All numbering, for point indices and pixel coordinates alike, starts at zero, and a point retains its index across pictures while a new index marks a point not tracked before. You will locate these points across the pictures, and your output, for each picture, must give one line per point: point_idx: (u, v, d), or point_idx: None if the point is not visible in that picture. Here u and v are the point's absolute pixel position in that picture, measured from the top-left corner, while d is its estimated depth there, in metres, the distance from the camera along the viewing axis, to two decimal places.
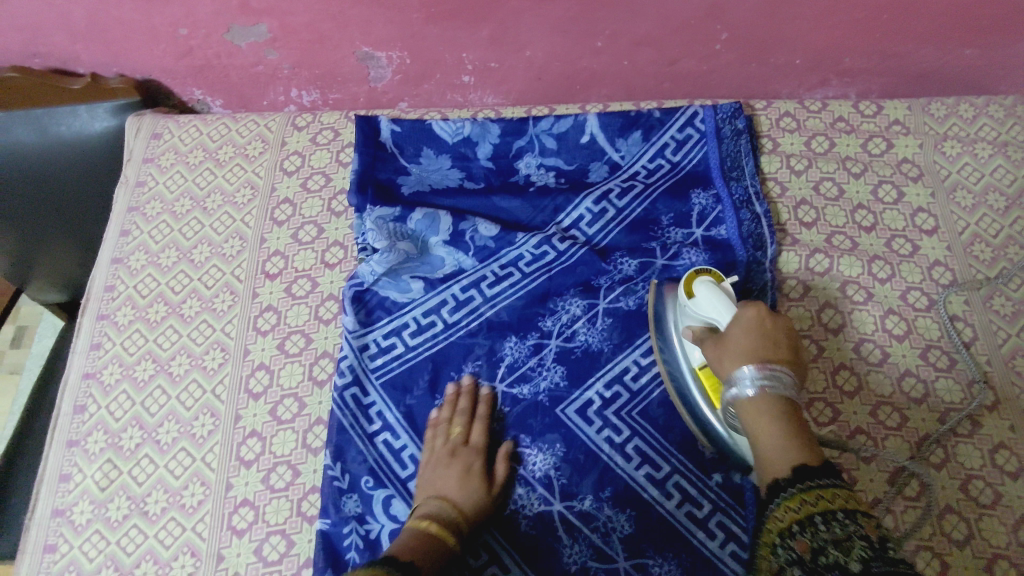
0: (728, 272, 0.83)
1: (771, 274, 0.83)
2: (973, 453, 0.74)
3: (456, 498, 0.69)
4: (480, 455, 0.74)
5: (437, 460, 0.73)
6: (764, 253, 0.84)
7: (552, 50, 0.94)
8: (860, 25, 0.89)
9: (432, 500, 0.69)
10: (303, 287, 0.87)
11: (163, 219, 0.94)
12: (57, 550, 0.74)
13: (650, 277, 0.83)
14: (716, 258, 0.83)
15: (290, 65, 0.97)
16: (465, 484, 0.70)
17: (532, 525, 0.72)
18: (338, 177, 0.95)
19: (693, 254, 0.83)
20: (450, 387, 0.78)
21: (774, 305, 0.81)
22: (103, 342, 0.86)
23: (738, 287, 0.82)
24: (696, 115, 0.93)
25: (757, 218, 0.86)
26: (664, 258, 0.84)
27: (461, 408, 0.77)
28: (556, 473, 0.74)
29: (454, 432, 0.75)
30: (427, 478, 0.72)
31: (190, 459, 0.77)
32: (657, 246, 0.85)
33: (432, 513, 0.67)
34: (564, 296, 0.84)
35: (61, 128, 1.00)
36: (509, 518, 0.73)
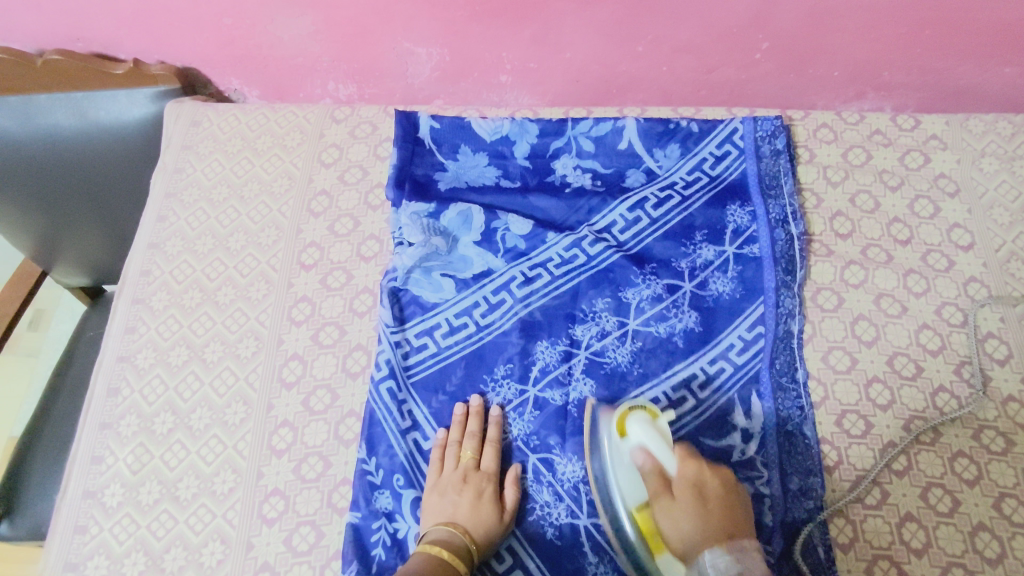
0: (757, 297, 0.83)
1: (800, 298, 0.83)
2: (1007, 473, 0.73)
3: (467, 526, 0.68)
4: (490, 480, 0.73)
5: (447, 483, 0.72)
6: (795, 275, 0.84)
7: (592, 53, 0.94)
8: (904, 38, 0.89)
9: (442, 527, 0.68)
10: (338, 279, 0.88)
11: (199, 206, 0.95)
12: (88, 531, 0.74)
13: (679, 301, 0.84)
14: (747, 282, 0.84)
15: (330, 58, 0.98)
16: (476, 511, 0.70)
17: (558, 535, 0.72)
18: (375, 171, 0.96)
19: (722, 282, 0.85)
20: (458, 408, 0.77)
21: (802, 329, 0.82)
22: (138, 325, 0.86)
23: (771, 311, 0.82)
24: (736, 130, 0.93)
25: (792, 239, 0.86)
26: (692, 283, 0.85)
27: (470, 431, 0.76)
28: (586, 487, 0.73)
29: (464, 456, 0.74)
30: (436, 503, 0.71)
31: (221, 446, 0.77)
32: (687, 269, 0.86)
33: (442, 540, 0.66)
34: (594, 305, 0.84)
35: (101, 113, 1.00)
36: (533, 524, 0.72)
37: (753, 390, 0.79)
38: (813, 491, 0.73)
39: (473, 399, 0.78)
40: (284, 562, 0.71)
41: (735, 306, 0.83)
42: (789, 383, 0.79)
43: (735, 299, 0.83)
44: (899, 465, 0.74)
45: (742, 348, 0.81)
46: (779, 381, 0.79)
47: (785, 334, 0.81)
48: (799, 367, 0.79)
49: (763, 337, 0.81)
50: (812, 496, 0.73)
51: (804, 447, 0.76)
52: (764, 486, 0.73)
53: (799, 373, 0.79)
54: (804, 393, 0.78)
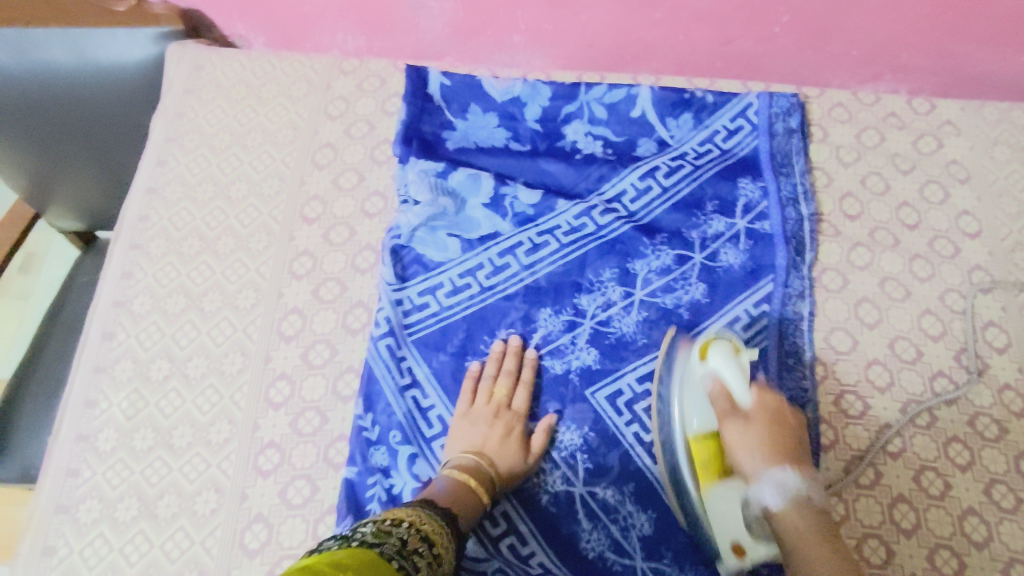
0: (765, 274, 0.82)
1: (810, 279, 0.83)
2: (999, 459, 0.74)
3: (493, 457, 0.70)
4: (521, 420, 0.74)
5: (478, 416, 0.73)
6: (804, 257, 0.84)
7: (609, 16, 0.92)
8: (926, 19, 0.87)
9: (468, 454, 0.69)
10: (340, 235, 0.86)
11: (201, 152, 0.93)
12: (80, 475, 0.73)
13: (688, 272, 0.83)
14: (756, 258, 0.83)
15: (339, 7, 0.94)
16: (504, 446, 0.71)
17: (553, 502, 0.72)
18: (381, 126, 0.94)
19: (732, 254, 0.84)
20: (473, 366, 0.77)
21: (813, 312, 0.81)
22: (135, 271, 0.85)
23: (779, 289, 0.81)
24: (750, 105, 0.92)
25: (801, 220, 0.86)
26: (703, 255, 0.84)
27: (506, 368, 0.76)
28: (582, 455, 0.74)
29: (497, 393, 0.75)
30: (466, 432, 0.72)
31: (218, 396, 0.77)
32: (697, 240, 0.85)
33: (470, 467, 0.68)
34: (601, 275, 0.82)
35: (101, 54, 0.97)
36: (529, 493, 0.72)
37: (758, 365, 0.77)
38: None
39: (496, 346, 0.78)
40: (278, 514, 0.71)
41: (744, 281, 0.82)
42: (795, 364, 0.78)
43: (743, 275, 0.82)
44: (893, 447, 0.75)
45: (748, 321, 0.80)
46: (784, 359, 0.78)
47: (794, 316, 0.80)
48: (805, 348, 0.79)
49: (770, 313, 0.80)
50: None
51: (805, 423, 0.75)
52: None
53: (804, 355, 0.79)
54: (808, 372, 0.78)
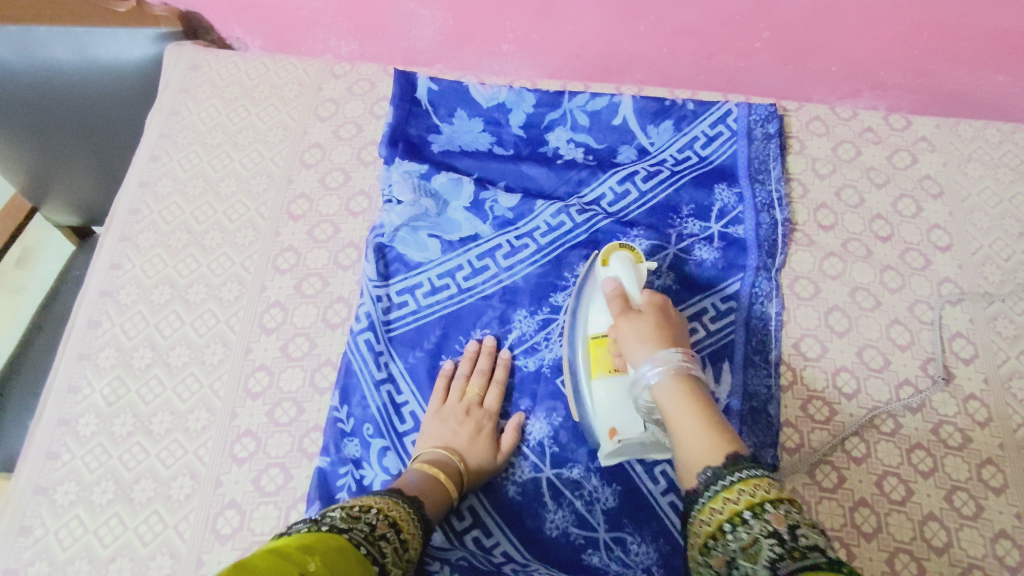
0: (736, 273, 0.85)
1: (778, 282, 0.84)
2: (961, 466, 0.75)
3: (463, 453, 0.71)
4: (491, 418, 0.75)
5: (450, 412, 0.74)
6: (776, 259, 0.86)
7: (594, 28, 0.95)
8: (901, 38, 0.90)
9: (438, 450, 0.70)
10: (325, 232, 0.88)
11: (193, 149, 0.95)
12: (60, 458, 0.75)
13: (660, 263, 0.85)
14: (728, 258, 0.85)
15: (334, 13, 0.97)
16: (473, 442, 0.72)
17: (519, 493, 0.73)
18: (370, 128, 0.96)
19: (706, 251, 0.86)
20: (446, 365, 0.79)
21: (780, 312, 0.83)
22: (123, 262, 0.87)
23: (747, 288, 0.83)
24: (729, 113, 0.94)
25: (774, 224, 0.87)
26: (678, 247, 0.86)
27: (479, 367, 0.78)
28: (549, 441, 0.75)
29: (470, 391, 0.76)
30: (436, 428, 0.73)
31: (198, 384, 0.78)
32: (672, 236, 0.87)
33: (440, 462, 0.69)
34: (575, 267, 0.85)
35: (100, 50, 0.99)
36: (497, 485, 0.74)
37: (725, 357, 0.80)
38: (768, 467, 0.75)
39: (473, 344, 0.80)
40: (251, 500, 0.72)
41: (715, 278, 0.84)
42: (761, 362, 0.80)
43: (715, 271, 0.85)
44: (858, 452, 0.76)
45: (717, 314, 0.82)
46: (751, 357, 0.81)
47: (761, 316, 0.83)
48: (771, 347, 0.81)
49: (737, 309, 0.83)
50: (765, 463, 0.75)
51: (768, 420, 0.77)
52: None
53: (770, 353, 0.81)
54: (773, 371, 0.80)
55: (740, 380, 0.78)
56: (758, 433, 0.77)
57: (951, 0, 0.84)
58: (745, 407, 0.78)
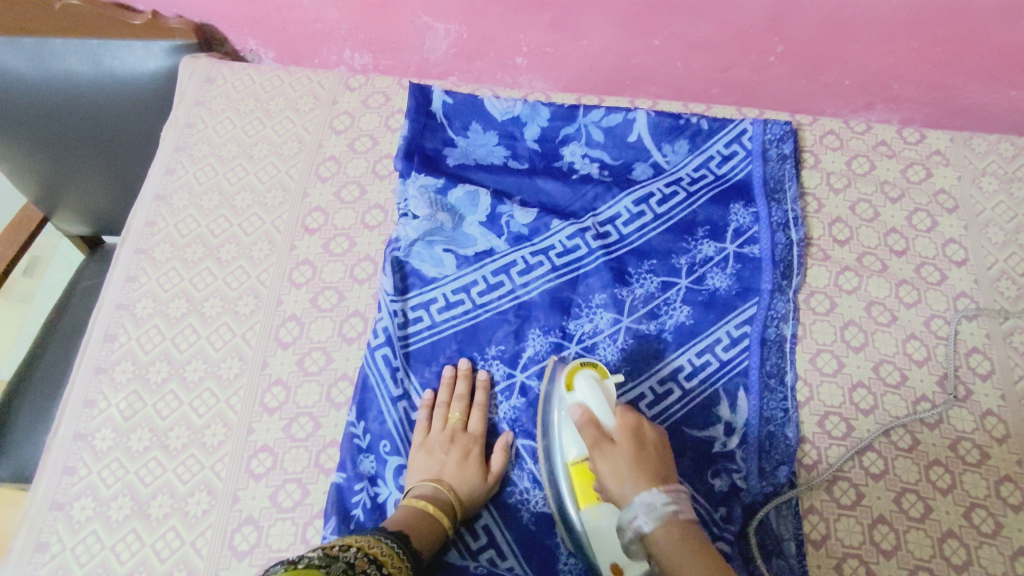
0: (751, 297, 0.84)
1: (795, 304, 0.84)
2: (979, 483, 0.75)
3: (453, 484, 0.71)
4: (477, 443, 0.75)
5: (434, 443, 0.75)
6: (792, 280, 0.85)
7: (608, 42, 0.95)
8: (916, 52, 0.90)
9: (427, 483, 0.70)
10: (340, 245, 0.89)
11: (208, 161, 0.95)
12: (77, 473, 0.75)
13: (672, 298, 0.85)
14: (743, 282, 0.85)
15: (348, 26, 0.98)
16: (461, 470, 0.72)
17: (533, 520, 0.73)
18: (385, 141, 0.97)
19: (719, 278, 0.86)
20: (446, 371, 0.79)
21: (797, 334, 0.83)
22: (139, 275, 0.87)
23: (761, 312, 0.83)
24: (745, 131, 0.94)
25: (790, 244, 0.87)
26: (689, 279, 0.86)
27: (457, 393, 0.78)
28: None
29: (452, 417, 0.76)
30: (424, 461, 0.73)
31: (214, 399, 0.78)
32: (686, 265, 0.87)
33: (427, 497, 0.69)
34: (589, 302, 0.84)
35: (115, 63, 1.00)
36: (511, 507, 0.74)
37: (740, 386, 0.80)
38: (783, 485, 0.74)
39: (462, 364, 0.80)
40: (268, 516, 0.72)
41: (729, 304, 0.84)
42: (778, 385, 0.80)
43: (728, 297, 0.85)
44: (876, 469, 0.76)
45: (730, 343, 0.82)
46: (766, 381, 0.80)
47: (777, 339, 0.82)
48: (788, 369, 0.81)
49: (751, 335, 0.82)
50: (774, 482, 0.74)
51: (785, 445, 0.77)
52: (742, 482, 0.75)
53: (788, 377, 0.80)
54: (790, 395, 0.79)
55: (756, 407, 0.78)
56: (774, 456, 0.76)
57: (966, 15, 0.84)
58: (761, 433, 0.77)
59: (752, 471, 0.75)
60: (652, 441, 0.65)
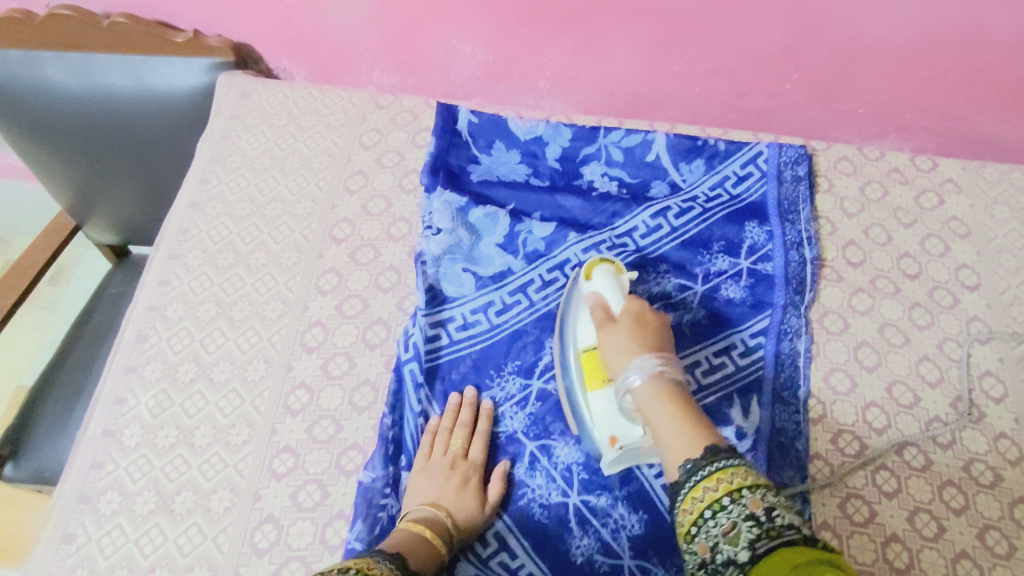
0: (765, 309, 0.86)
1: (808, 318, 0.86)
2: (993, 505, 0.75)
3: (451, 509, 0.70)
4: (477, 470, 0.75)
5: (435, 467, 0.74)
6: (805, 296, 0.87)
7: (629, 67, 0.99)
8: (927, 83, 0.93)
9: (426, 507, 0.69)
10: (366, 255, 0.92)
11: (242, 172, 0.99)
12: (104, 467, 0.77)
13: (689, 299, 0.87)
14: (758, 294, 0.87)
15: (379, 47, 1.02)
16: (461, 497, 0.71)
17: (547, 516, 0.73)
18: (411, 157, 1.01)
19: (734, 289, 0.88)
20: (452, 397, 0.79)
21: (811, 350, 0.84)
22: (171, 279, 0.90)
23: (775, 325, 0.85)
24: (761, 153, 0.97)
25: (804, 262, 0.89)
26: (705, 287, 0.88)
27: (461, 420, 0.78)
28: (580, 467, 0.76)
29: (453, 443, 0.76)
30: (423, 485, 0.72)
31: (240, 400, 0.80)
32: (701, 274, 0.89)
33: (426, 520, 0.68)
34: None
35: (155, 79, 1.05)
36: (522, 509, 0.74)
37: (753, 393, 0.81)
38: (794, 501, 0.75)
39: (467, 391, 0.80)
40: (288, 515, 0.73)
41: (743, 316, 0.86)
42: (791, 398, 0.81)
43: (743, 309, 0.86)
44: (889, 487, 0.76)
45: (744, 351, 0.84)
46: (780, 393, 0.81)
47: (791, 353, 0.84)
48: (801, 382, 0.82)
49: (765, 347, 0.84)
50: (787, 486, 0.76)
51: (796, 456, 0.77)
52: None
53: (799, 391, 0.82)
54: (802, 408, 0.80)
55: (767, 413, 0.79)
56: (786, 465, 0.77)
57: (977, 48, 0.87)
58: (773, 437, 0.78)
59: (762, 477, 0.76)
60: (654, 327, 0.71)
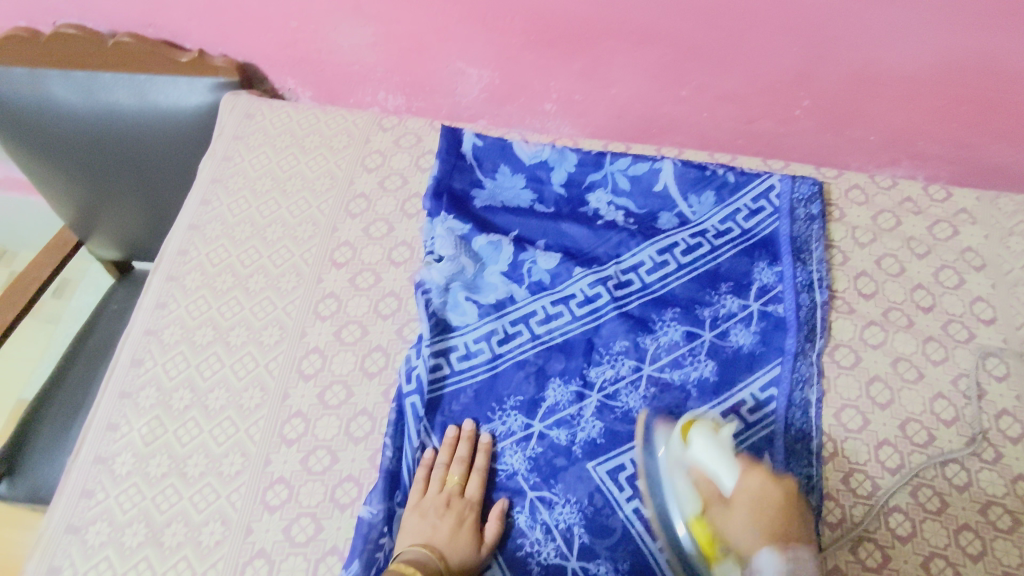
0: (774, 356, 0.83)
1: (818, 368, 0.83)
2: (1012, 552, 0.71)
3: (443, 551, 0.68)
4: (473, 509, 0.73)
5: (429, 506, 0.72)
6: (815, 343, 0.84)
7: (637, 92, 0.97)
8: (941, 112, 0.91)
9: (417, 547, 0.68)
10: (366, 280, 0.90)
11: (243, 194, 0.98)
12: (94, 496, 0.75)
13: (696, 350, 0.84)
14: (767, 339, 0.84)
15: (384, 69, 1.01)
16: (454, 538, 0.70)
17: (543, 571, 0.71)
18: (414, 180, 1.00)
19: (742, 334, 0.85)
20: (450, 430, 0.78)
21: (821, 398, 0.81)
22: (169, 301, 0.89)
23: (786, 374, 0.81)
24: (773, 187, 0.95)
25: (815, 306, 0.87)
26: (712, 333, 0.85)
27: (458, 455, 0.76)
28: (578, 524, 0.73)
29: (449, 480, 0.74)
30: (416, 524, 0.71)
31: (234, 428, 0.79)
32: (709, 318, 0.86)
33: (418, 562, 0.66)
34: (611, 350, 0.84)
35: (161, 97, 1.04)
36: (518, 559, 0.72)
37: (763, 449, 0.77)
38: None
39: (466, 425, 0.78)
40: (280, 550, 0.71)
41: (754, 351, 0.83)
42: (803, 449, 0.77)
43: (751, 359, 0.83)
44: (903, 531, 0.73)
45: (755, 405, 0.80)
46: (792, 446, 0.77)
47: (802, 403, 0.80)
48: (814, 434, 0.79)
49: (777, 399, 0.80)
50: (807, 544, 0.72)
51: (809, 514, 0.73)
52: None
53: (812, 441, 0.78)
54: (815, 461, 0.77)
55: (780, 469, 0.75)
56: None
57: (994, 78, 0.85)
58: None
59: None
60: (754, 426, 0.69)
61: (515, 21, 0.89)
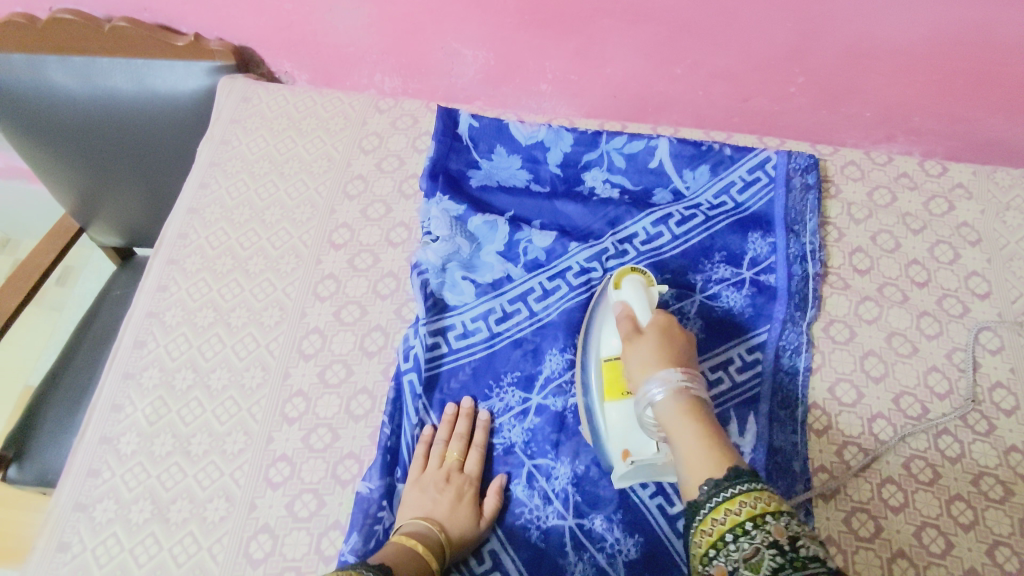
0: (763, 323, 0.85)
1: (808, 335, 0.84)
2: (1003, 520, 0.72)
3: (444, 523, 0.69)
4: (472, 484, 0.74)
5: (429, 481, 0.74)
6: (806, 312, 0.85)
7: (631, 71, 0.97)
8: (935, 86, 0.90)
9: (418, 520, 0.69)
10: (364, 261, 0.91)
11: (241, 177, 0.99)
12: (101, 475, 0.77)
13: (685, 318, 0.85)
14: (759, 305, 0.86)
15: (379, 51, 1.01)
16: (454, 511, 0.71)
17: (542, 536, 0.72)
18: (411, 162, 1.00)
19: (732, 297, 0.87)
20: (450, 407, 0.79)
21: (810, 366, 0.82)
22: (170, 284, 0.90)
23: (772, 340, 0.83)
24: (768, 160, 0.95)
25: (807, 277, 0.87)
26: (703, 298, 0.87)
27: (457, 432, 0.77)
28: (575, 491, 0.74)
29: (449, 456, 0.75)
30: (416, 498, 0.72)
31: (236, 408, 0.80)
32: (699, 285, 0.88)
33: (418, 534, 0.67)
34: None
35: (158, 82, 1.05)
36: (518, 527, 0.73)
37: (749, 415, 0.79)
38: (788, 521, 0.73)
39: (464, 402, 0.80)
40: (283, 525, 0.73)
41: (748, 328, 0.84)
42: (788, 417, 0.79)
43: (739, 319, 0.85)
44: (896, 501, 0.74)
45: (742, 368, 0.82)
46: (777, 412, 0.79)
47: (789, 370, 0.82)
48: (801, 403, 0.80)
49: (763, 361, 0.82)
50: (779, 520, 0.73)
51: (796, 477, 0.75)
52: None
53: (800, 412, 0.79)
54: (801, 428, 0.78)
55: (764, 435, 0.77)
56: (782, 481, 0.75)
57: (988, 51, 0.84)
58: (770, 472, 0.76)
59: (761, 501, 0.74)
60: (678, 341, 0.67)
61: (509, 1, 0.89)
